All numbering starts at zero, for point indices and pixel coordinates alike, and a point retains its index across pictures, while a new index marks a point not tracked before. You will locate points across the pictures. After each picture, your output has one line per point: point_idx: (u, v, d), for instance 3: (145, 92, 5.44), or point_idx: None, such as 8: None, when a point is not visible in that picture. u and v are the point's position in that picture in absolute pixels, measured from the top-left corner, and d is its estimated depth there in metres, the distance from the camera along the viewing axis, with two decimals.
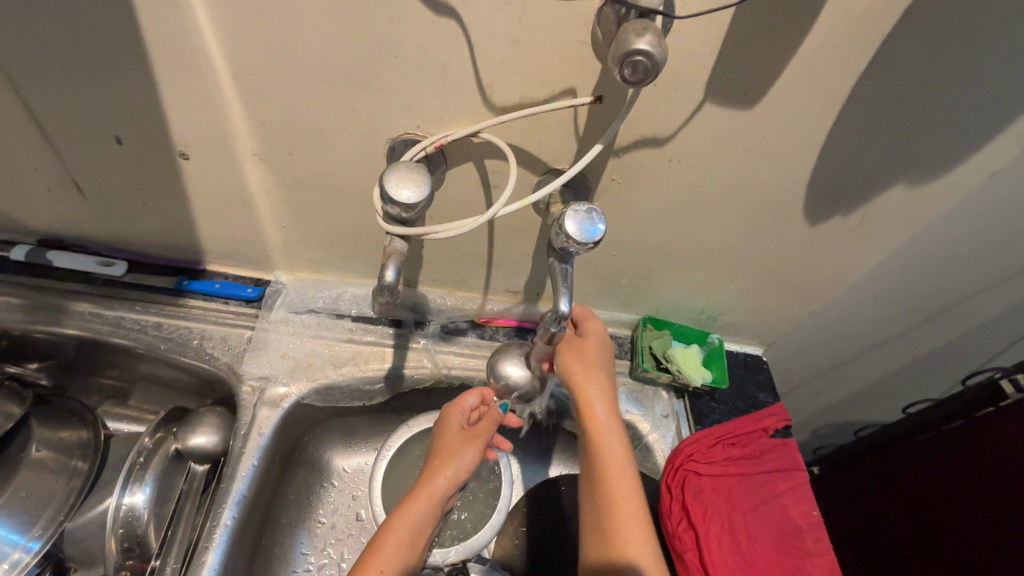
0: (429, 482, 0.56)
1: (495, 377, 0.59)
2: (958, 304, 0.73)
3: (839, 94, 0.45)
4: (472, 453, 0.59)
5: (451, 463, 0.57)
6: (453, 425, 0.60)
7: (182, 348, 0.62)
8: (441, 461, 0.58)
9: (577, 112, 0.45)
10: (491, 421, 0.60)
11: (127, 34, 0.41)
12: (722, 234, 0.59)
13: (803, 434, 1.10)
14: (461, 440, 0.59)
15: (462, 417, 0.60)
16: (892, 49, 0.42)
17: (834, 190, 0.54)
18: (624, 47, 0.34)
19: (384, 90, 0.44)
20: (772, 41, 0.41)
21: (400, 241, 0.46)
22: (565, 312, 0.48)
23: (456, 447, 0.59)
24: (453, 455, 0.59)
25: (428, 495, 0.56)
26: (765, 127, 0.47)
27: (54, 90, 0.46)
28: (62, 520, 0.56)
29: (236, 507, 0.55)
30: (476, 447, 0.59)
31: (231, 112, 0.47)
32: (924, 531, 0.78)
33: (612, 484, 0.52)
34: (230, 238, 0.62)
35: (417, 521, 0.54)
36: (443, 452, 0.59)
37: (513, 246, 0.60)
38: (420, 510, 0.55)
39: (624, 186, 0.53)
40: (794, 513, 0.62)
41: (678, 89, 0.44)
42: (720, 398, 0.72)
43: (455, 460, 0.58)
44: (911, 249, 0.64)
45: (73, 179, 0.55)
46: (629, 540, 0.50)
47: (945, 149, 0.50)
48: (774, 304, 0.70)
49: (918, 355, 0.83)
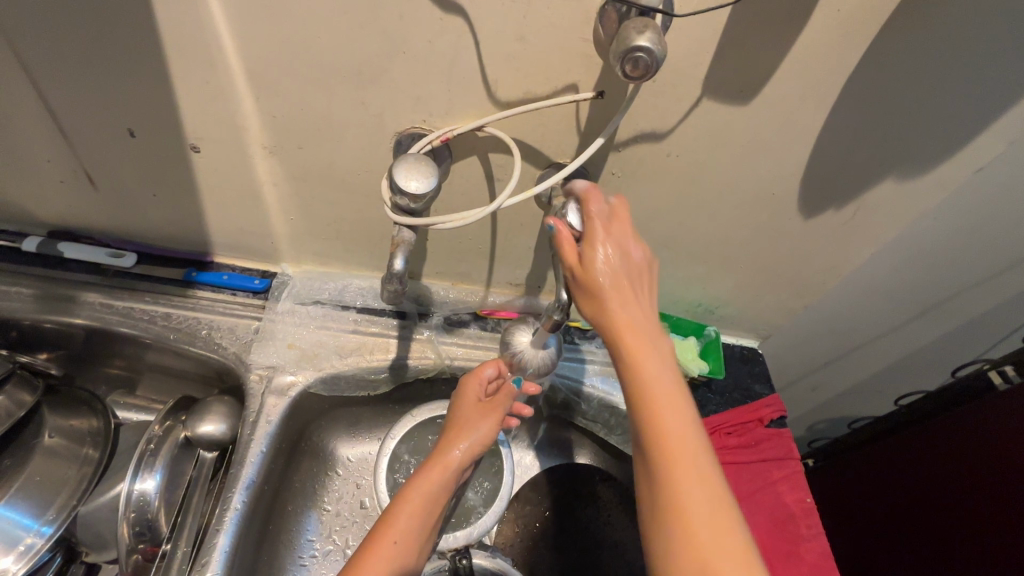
0: (444, 453, 0.56)
1: (507, 353, 0.60)
2: (949, 297, 0.75)
3: (831, 91, 0.47)
4: (489, 425, 0.59)
5: (467, 434, 0.57)
6: (470, 397, 0.60)
7: (191, 338, 0.64)
8: (456, 432, 0.58)
9: (579, 107, 0.47)
10: (508, 396, 0.61)
11: (144, 29, 0.43)
12: (719, 228, 0.61)
13: (798, 428, 1.11)
14: (477, 412, 0.60)
15: (479, 388, 0.61)
16: (882, 48, 0.44)
17: (828, 185, 0.56)
18: (626, 44, 0.35)
19: (392, 85, 0.46)
20: (767, 38, 0.42)
21: (408, 231, 0.48)
22: (567, 302, 0.50)
23: (472, 418, 0.59)
24: (470, 427, 0.58)
25: (443, 466, 0.56)
26: (760, 124, 0.49)
27: (70, 83, 0.48)
28: (75, 504, 0.58)
29: (246, 491, 0.57)
30: (491, 418, 0.59)
31: (243, 106, 0.48)
32: (919, 522, 0.80)
33: (674, 450, 0.40)
34: (238, 230, 0.63)
35: (432, 491, 0.55)
36: (459, 423, 0.59)
37: (516, 239, 0.62)
38: (434, 481, 0.55)
39: (625, 180, 0.54)
40: (788, 499, 0.64)
41: (677, 84, 0.45)
42: (717, 389, 0.73)
43: (471, 432, 0.58)
44: (903, 243, 0.65)
45: (86, 171, 0.56)
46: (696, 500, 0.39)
47: (934, 145, 0.52)
48: (770, 297, 0.72)
49: (911, 349, 0.85)
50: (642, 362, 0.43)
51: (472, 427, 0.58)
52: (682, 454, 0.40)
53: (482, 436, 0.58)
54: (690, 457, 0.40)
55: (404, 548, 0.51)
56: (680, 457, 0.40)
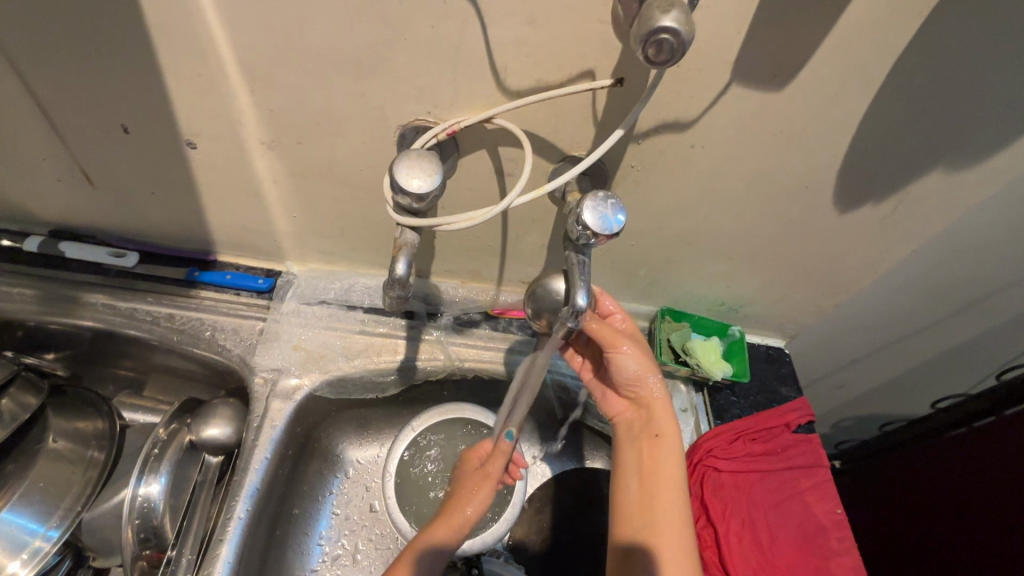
0: (448, 517, 0.57)
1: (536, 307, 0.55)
2: (996, 294, 0.70)
3: (878, 74, 0.42)
4: (487, 491, 0.59)
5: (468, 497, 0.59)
6: (468, 468, 0.62)
7: (194, 339, 0.62)
8: (461, 497, 0.59)
9: (595, 96, 0.43)
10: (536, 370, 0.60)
11: (130, 20, 0.40)
12: (746, 223, 0.57)
13: (824, 428, 1.07)
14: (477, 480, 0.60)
15: (479, 458, 0.63)
16: (941, 24, 0.39)
17: (865, 178, 0.51)
18: (649, 25, 0.31)
19: (394, 75, 0.43)
20: (807, 16, 0.38)
21: (411, 233, 0.45)
22: (583, 307, 0.46)
23: (474, 481, 0.60)
24: (472, 489, 0.60)
25: (448, 527, 0.56)
26: (795, 111, 0.45)
27: (57, 79, 0.45)
28: (80, 510, 0.57)
29: (249, 500, 0.55)
30: (489, 484, 0.60)
31: (237, 99, 0.46)
32: (950, 528, 0.76)
33: (661, 486, 0.54)
34: (241, 227, 0.61)
35: (439, 549, 0.55)
36: (463, 491, 0.60)
37: (528, 236, 0.58)
38: (440, 534, 0.55)
39: (644, 174, 0.51)
40: (816, 510, 0.60)
41: (704, 69, 0.41)
42: (741, 392, 0.70)
43: (472, 495, 0.59)
44: (946, 240, 0.60)
45: (83, 170, 0.54)
46: (666, 514, 0.52)
47: (990, 133, 0.47)
48: (799, 295, 0.67)
49: (950, 349, 0.80)
50: (663, 423, 0.57)
51: (471, 495, 0.59)
52: (662, 469, 0.54)
53: (478, 506, 0.59)
54: (670, 459, 0.55)
55: (433, 540, 0.55)
56: (658, 489, 0.53)
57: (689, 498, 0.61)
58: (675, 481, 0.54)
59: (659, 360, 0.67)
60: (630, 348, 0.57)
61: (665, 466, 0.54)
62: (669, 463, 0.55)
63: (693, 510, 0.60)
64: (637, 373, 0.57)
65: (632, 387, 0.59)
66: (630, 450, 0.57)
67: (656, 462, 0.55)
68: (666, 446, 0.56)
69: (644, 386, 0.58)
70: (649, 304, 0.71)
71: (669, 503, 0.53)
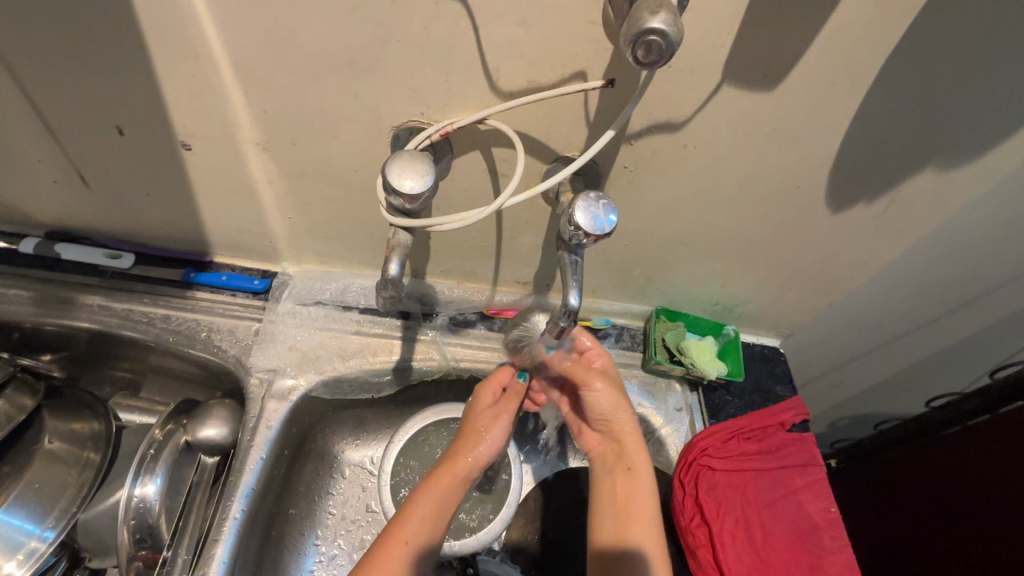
0: (453, 464, 0.59)
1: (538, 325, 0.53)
2: (989, 293, 0.70)
3: (867, 74, 0.42)
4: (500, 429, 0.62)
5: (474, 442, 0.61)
6: (483, 403, 0.63)
7: (191, 340, 0.62)
8: (470, 438, 0.61)
9: (588, 96, 0.43)
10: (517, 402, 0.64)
11: (124, 23, 0.40)
12: (739, 222, 0.57)
13: (820, 427, 1.07)
14: (490, 417, 0.63)
15: (491, 395, 0.64)
16: (929, 24, 0.39)
17: (856, 178, 0.52)
18: (637, 26, 0.32)
19: (387, 76, 0.43)
20: (795, 16, 0.38)
21: (404, 233, 0.46)
22: (575, 306, 0.46)
23: (483, 422, 0.62)
24: (481, 433, 0.62)
25: (451, 475, 0.58)
26: (786, 112, 0.45)
27: (51, 80, 0.45)
28: (75, 511, 0.57)
29: (245, 500, 0.55)
30: (499, 428, 0.62)
31: (232, 100, 0.46)
32: (945, 525, 0.76)
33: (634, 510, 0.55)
34: (235, 228, 0.61)
35: (442, 499, 0.57)
36: (473, 427, 0.62)
37: (523, 236, 0.59)
38: (441, 487, 0.57)
39: (637, 174, 0.51)
40: (811, 509, 0.60)
41: (695, 69, 0.42)
42: (735, 391, 0.70)
43: (479, 440, 0.61)
44: (938, 238, 0.61)
45: (78, 171, 0.55)
46: (641, 537, 0.54)
47: (981, 132, 0.47)
48: (793, 294, 0.68)
49: (944, 347, 0.80)
50: (635, 451, 0.59)
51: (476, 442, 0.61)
52: (634, 494, 0.56)
53: (488, 447, 0.61)
54: (642, 486, 0.57)
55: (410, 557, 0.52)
56: (631, 514, 0.55)
57: (683, 497, 0.61)
58: (648, 506, 0.56)
59: (653, 359, 0.68)
60: (602, 386, 0.61)
61: (637, 492, 0.56)
62: (642, 489, 0.56)
63: (688, 509, 0.60)
64: (609, 408, 0.60)
65: (604, 421, 0.61)
66: (604, 478, 0.59)
67: (629, 488, 0.57)
68: (639, 474, 0.57)
69: (615, 420, 0.60)
70: (644, 304, 0.71)
71: (643, 526, 0.55)
